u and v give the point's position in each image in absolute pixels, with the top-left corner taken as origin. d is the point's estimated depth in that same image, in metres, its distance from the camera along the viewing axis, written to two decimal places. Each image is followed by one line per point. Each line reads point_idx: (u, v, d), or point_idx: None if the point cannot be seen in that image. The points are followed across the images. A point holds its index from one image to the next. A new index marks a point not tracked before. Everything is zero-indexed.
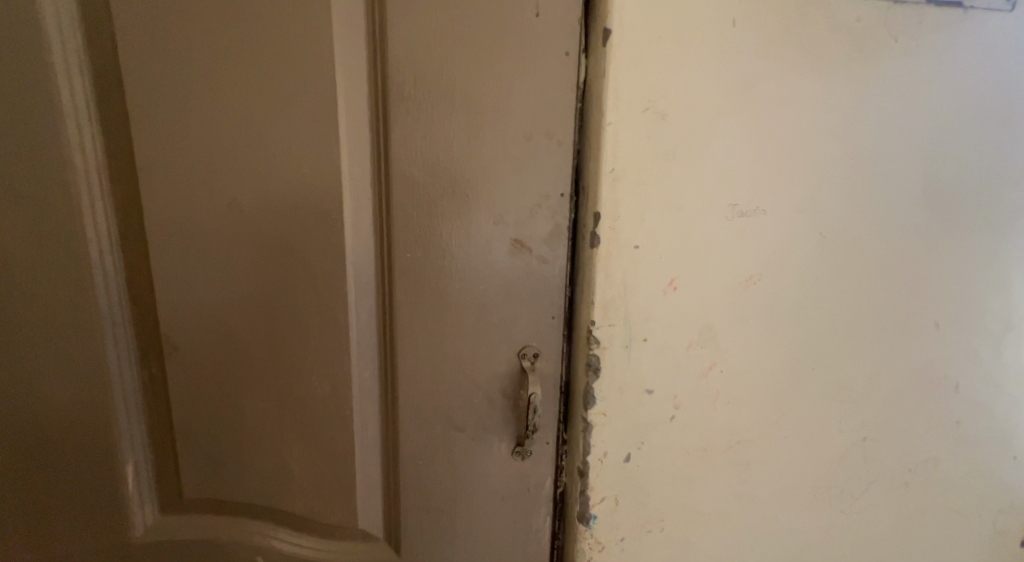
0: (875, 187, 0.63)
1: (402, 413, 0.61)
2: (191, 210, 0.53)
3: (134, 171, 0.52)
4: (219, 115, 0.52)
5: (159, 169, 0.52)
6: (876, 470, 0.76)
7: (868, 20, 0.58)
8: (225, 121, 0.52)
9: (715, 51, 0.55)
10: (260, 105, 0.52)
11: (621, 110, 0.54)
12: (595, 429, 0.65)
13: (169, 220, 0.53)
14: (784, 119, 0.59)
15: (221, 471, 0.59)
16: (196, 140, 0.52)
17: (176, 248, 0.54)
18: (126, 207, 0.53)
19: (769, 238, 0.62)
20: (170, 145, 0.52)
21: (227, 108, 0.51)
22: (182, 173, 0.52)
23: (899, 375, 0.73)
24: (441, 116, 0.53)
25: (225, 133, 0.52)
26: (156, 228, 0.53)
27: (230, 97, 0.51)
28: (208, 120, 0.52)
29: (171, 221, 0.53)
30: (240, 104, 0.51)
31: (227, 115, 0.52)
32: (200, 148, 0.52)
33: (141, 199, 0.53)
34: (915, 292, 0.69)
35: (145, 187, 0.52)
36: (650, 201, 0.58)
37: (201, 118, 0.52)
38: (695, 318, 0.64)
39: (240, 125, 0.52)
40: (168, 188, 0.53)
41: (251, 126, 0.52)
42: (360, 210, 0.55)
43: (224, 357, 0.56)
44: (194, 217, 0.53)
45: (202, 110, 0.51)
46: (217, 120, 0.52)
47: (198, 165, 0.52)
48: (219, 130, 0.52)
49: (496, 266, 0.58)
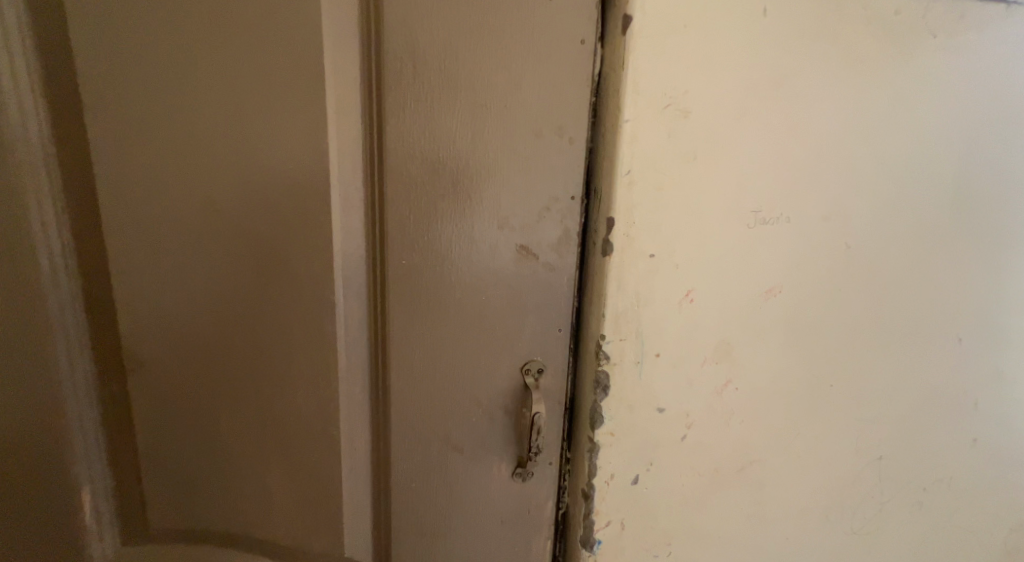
0: (904, 195, 0.59)
1: (394, 433, 0.55)
2: (158, 209, 0.47)
3: (90, 163, 0.46)
4: (192, 103, 0.46)
5: (120, 162, 0.46)
6: (892, 489, 0.73)
7: (907, 13, 0.54)
8: (198, 110, 0.46)
9: (743, 44, 0.51)
10: (237, 92, 0.46)
11: (640, 105, 0.49)
12: (601, 450, 0.60)
13: (133, 220, 0.47)
14: (814, 120, 0.54)
15: (191, 499, 0.53)
16: (166, 131, 0.46)
17: (141, 252, 0.48)
18: (80, 203, 0.47)
19: (792, 248, 0.58)
20: (133, 135, 0.46)
21: (201, 95, 0.45)
22: (147, 166, 0.46)
23: (919, 392, 0.69)
24: (442, 109, 0.48)
25: (197, 123, 0.46)
26: (118, 229, 0.47)
27: (206, 84, 0.45)
28: (180, 108, 0.46)
29: (136, 222, 0.47)
30: (216, 92, 0.45)
31: (201, 103, 0.46)
32: (170, 140, 0.46)
33: (99, 194, 0.46)
34: (939, 305, 0.65)
35: (103, 181, 0.46)
36: (668, 206, 0.53)
37: (172, 106, 0.45)
38: (711, 331, 0.59)
39: (213, 114, 0.46)
40: (132, 185, 0.46)
41: (227, 116, 0.46)
42: (351, 211, 0.49)
43: (194, 374, 0.50)
44: (162, 217, 0.47)
45: (172, 97, 0.45)
46: (190, 108, 0.46)
47: (166, 158, 0.46)
48: (192, 119, 0.46)
49: (500, 274, 0.53)
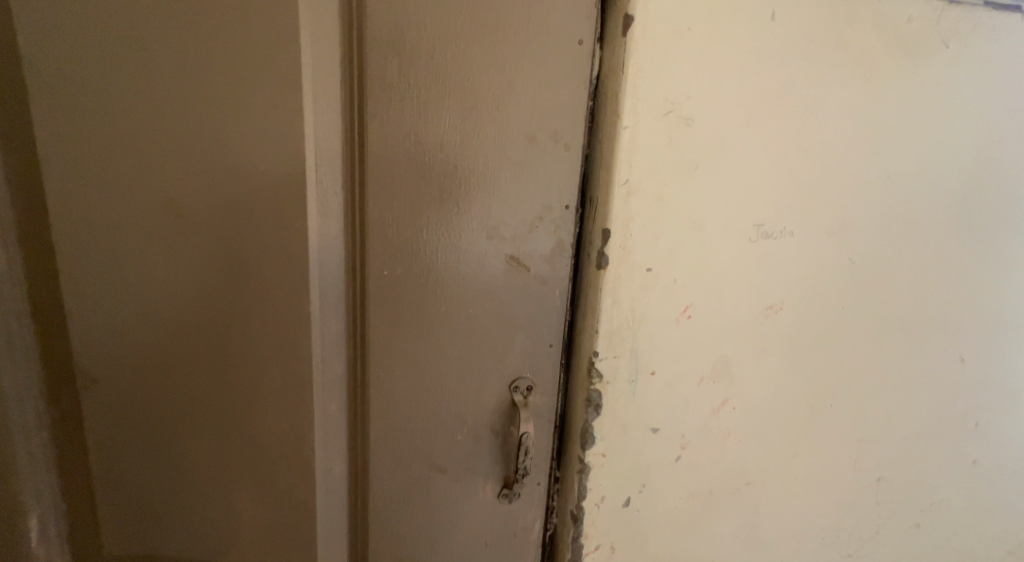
0: (911, 210, 0.57)
1: (373, 453, 0.52)
2: (115, 212, 0.43)
3: (36, 160, 0.42)
4: (152, 97, 0.41)
5: (71, 160, 0.42)
6: (890, 511, 0.70)
7: (920, 20, 0.51)
8: (160, 106, 0.42)
9: (749, 49, 0.48)
10: (201, 85, 0.41)
11: (640, 112, 0.47)
12: (592, 472, 0.57)
13: (87, 223, 0.43)
14: (821, 131, 0.52)
15: (150, 524, 0.49)
16: (123, 127, 0.42)
17: (96, 260, 0.44)
18: (28, 203, 0.43)
19: (794, 262, 0.56)
20: (85, 131, 0.42)
21: (163, 89, 0.41)
22: (102, 165, 0.42)
23: (920, 412, 0.67)
24: (430, 110, 0.44)
25: (157, 118, 0.42)
26: (71, 236, 0.43)
27: (168, 76, 0.41)
28: (140, 103, 0.41)
29: (91, 227, 0.43)
30: (179, 85, 0.41)
31: (162, 98, 0.41)
32: (129, 138, 0.42)
33: (47, 194, 0.43)
34: (943, 323, 0.63)
35: (52, 180, 0.42)
36: (667, 218, 0.50)
37: (130, 101, 0.41)
38: (709, 349, 0.57)
39: (176, 109, 0.42)
40: (88, 187, 0.43)
41: (191, 111, 0.42)
42: (330, 217, 0.46)
43: (154, 391, 0.46)
44: (120, 220, 0.43)
45: (130, 90, 0.41)
46: (150, 103, 0.41)
47: (123, 157, 0.42)
48: (153, 116, 0.42)
49: (488, 287, 0.50)
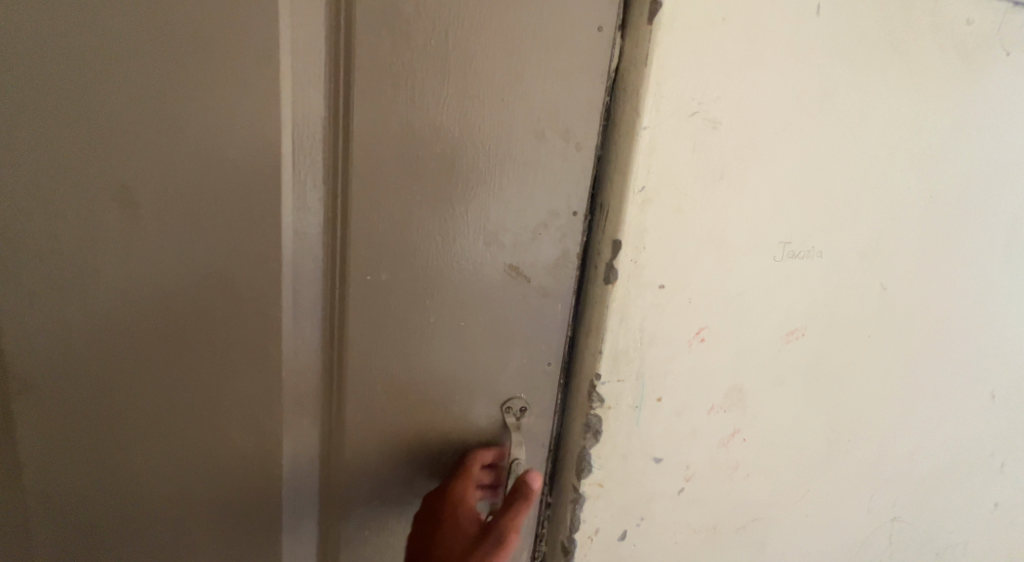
0: (952, 236, 0.52)
1: (347, 476, 0.47)
2: (54, 199, 0.37)
3: None
4: (102, 66, 0.35)
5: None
6: (904, 553, 0.65)
7: (980, 24, 0.46)
8: (111, 78, 0.36)
9: (788, 47, 0.43)
10: (160, 56, 0.36)
11: (662, 111, 0.42)
12: (587, 503, 0.52)
13: (17, 210, 0.37)
14: (861, 143, 0.47)
15: (93, 545, 0.44)
16: (64, 100, 0.35)
17: (30, 255, 0.38)
18: None
19: (821, 286, 0.51)
20: (14, 101, 0.35)
21: (115, 57, 0.35)
22: (36, 142, 0.36)
23: (943, 451, 0.62)
24: (425, 98, 0.39)
25: (104, 92, 0.36)
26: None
27: (119, 44, 0.35)
28: (85, 73, 0.35)
29: (23, 217, 0.37)
30: (132, 54, 0.35)
31: (113, 68, 0.35)
32: (73, 114, 0.36)
33: None
34: (974, 357, 0.58)
35: None
36: (685, 231, 0.45)
37: (74, 71, 0.35)
38: (722, 376, 0.52)
39: (129, 82, 0.36)
40: (20, 170, 0.36)
41: (147, 87, 0.36)
42: (307, 212, 0.41)
43: (102, 401, 0.41)
44: (60, 209, 0.37)
45: (71, 56, 0.35)
46: (98, 73, 0.35)
47: (63, 134, 0.36)
48: (102, 89, 0.36)
49: (483, 298, 0.44)
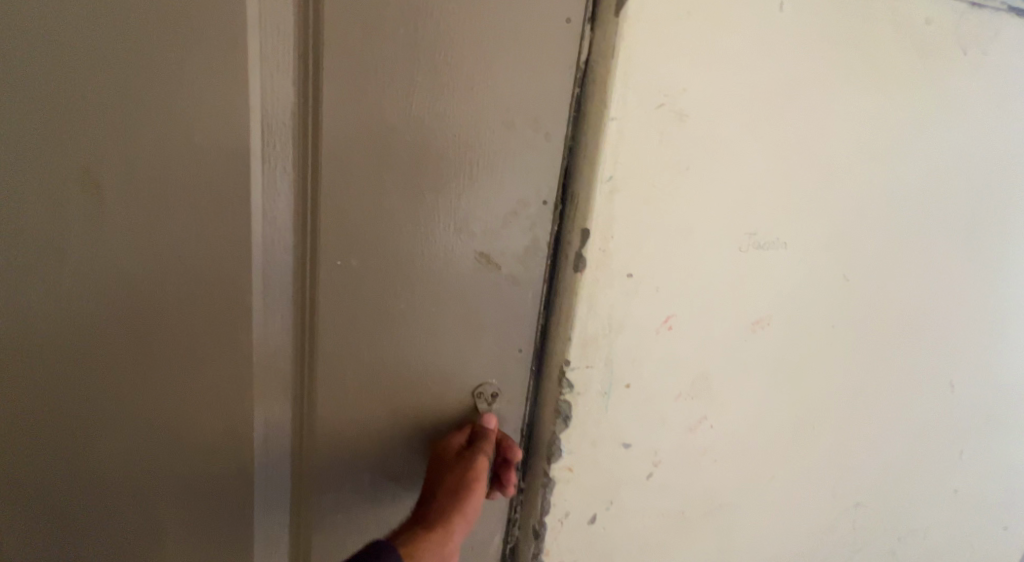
0: (911, 229, 0.53)
1: (318, 460, 0.47)
2: (15, 183, 0.37)
3: None
4: (66, 51, 0.35)
5: None
6: (867, 538, 0.67)
7: (938, 24, 0.47)
8: (76, 62, 0.36)
9: (754, 41, 0.44)
10: (123, 42, 0.36)
11: (630, 102, 0.42)
12: (557, 487, 0.53)
13: None
14: (823, 138, 0.48)
15: (62, 531, 0.44)
16: (24, 84, 0.35)
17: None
18: None
19: (785, 277, 0.52)
20: None
21: (77, 42, 0.35)
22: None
23: (904, 439, 0.63)
24: (394, 86, 0.40)
25: (67, 77, 0.36)
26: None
27: (82, 28, 0.35)
28: (48, 57, 0.35)
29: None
30: (94, 39, 0.35)
31: (76, 54, 0.36)
32: (38, 98, 0.36)
33: None
34: (935, 350, 0.60)
35: None
36: (652, 221, 0.46)
37: (40, 54, 0.35)
38: (689, 364, 0.53)
39: (91, 68, 0.36)
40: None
41: (110, 72, 0.36)
42: (277, 198, 0.42)
43: (67, 386, 0.41)
44: (20, 192, 0.37)
45: (33, 40, 0.35)
46: (61, 57, 0.35)
47: (23, 120, 0.36)
48: (63, 73, 0.36)
49: (453, 285, 0.45)
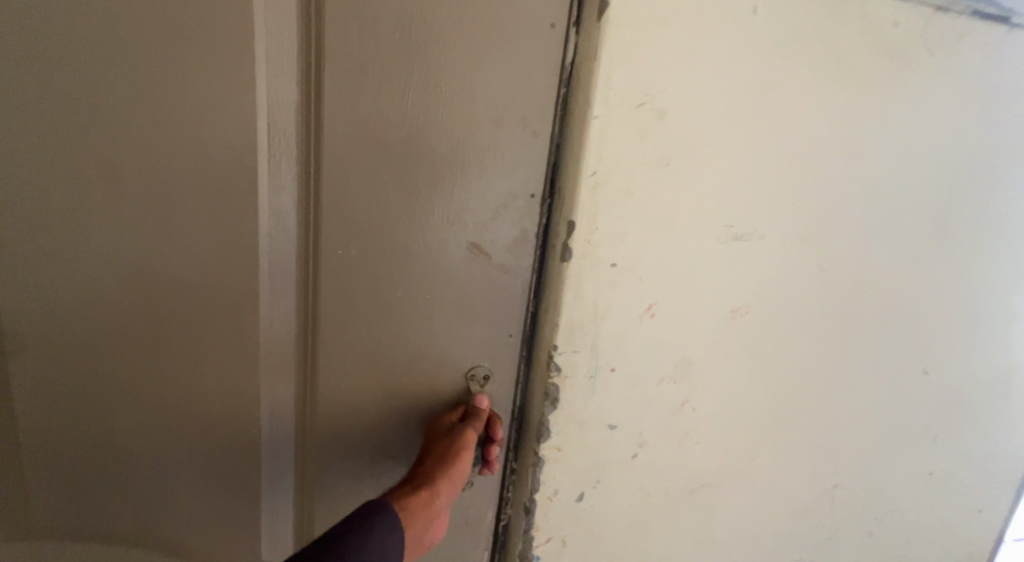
0: (883, 221, 0.56)
1: (321, 437, 0.51)
2: (50, 176, 0.42)
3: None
4: (94, 58, 0.40)
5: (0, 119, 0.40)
6: (846, 518, 0.70)
7: (906, 27, 0.49)
8: (99, 64, 0.40)
9: (729, 44, 0.46)
10: (144, 50, 0.40)
11: (613, 102, 0.45)
12: (546, 466, 0.56)
13: (19, 186, 0.42)
14: (796, 135, 0.50)
15: (87, 495, 0.49)
16: (57, 89, 0.40)
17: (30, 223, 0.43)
18: None
19: (762, 267, 0.55)
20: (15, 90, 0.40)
21: (103, 50, 0.40)
22: (34, 125, 0.41)
23: (879, 423, 0.66)
24: (389, 87, 0.43)
25: (95, 82, 0.40)
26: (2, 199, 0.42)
27: (108, 38, 0.39)
28: (78, 64, 0.40)
29: (25, 189, 0.42)
30: (118, 47, 0.40)
31: (102, 61, 0.40)
32: (68, 97, 0.40)
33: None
34: (910, 338, 0.62)
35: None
36: (635, 214, 0.49)
37: (70, 59, 0.40)
38: (671, 349, 0.56)
39: (116, 73, 0.40)
40: (23, 147, 0.41)
41: (132, 77, 0.40)
42: (282, 190, 0.45)
43: (92, 360, 0.46)
44: (54, 184, 0.42)
45: (66, 50, 0.39)
46: (89, 64, 0.40)
47: (58, 121, 0.41)
48: (90, 78, 0.40)
49: (446, 274, 0.48)
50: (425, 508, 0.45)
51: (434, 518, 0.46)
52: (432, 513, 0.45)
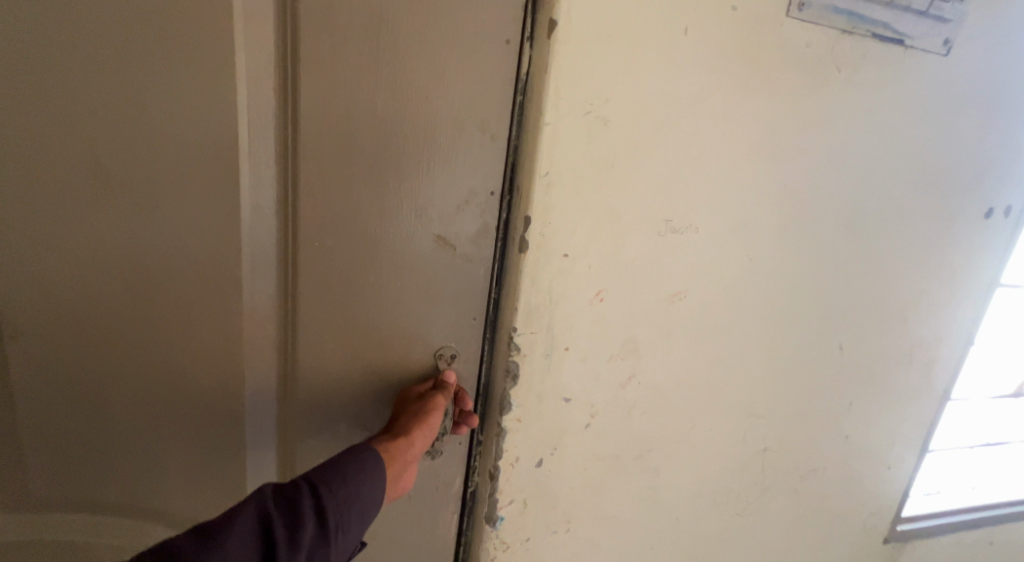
0: (802, 215, 0.63)
1: (301, 413, 0.56)
2: (48, 175, 0.46)
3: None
4: (89, 71, 0.44)
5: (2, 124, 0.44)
6: (775, 478, 0.79)
7: (816, 46, 0.56)
8: (93, 71, 0.44)
9: (663, 60, 0.52)
10: (135, 64, 0.45)
11: (562, 110, 0.51)
12: (508, 435, 0.63)
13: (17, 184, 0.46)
14: (723, 140, 0.57)
15: (83, 469, 0.53)
16: (57, 98, 0.44)
17: (25, 216, 0.46)
18: None
19: (697, 256, 0.62)
20: (18, 100, 0.44)
21: (97, 63, 0.44)
22: (32, 130, 0.45)
23: (802, 393, 0.75)
24: (360, 97, 0.47)
25: (91, 90, 0.45)
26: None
27: (102, 53, 0.44)
28: (74, 76, 0.44)
29: (24, 188, 0.46)
30: (112, 61, 0.44)
31: (98, 73, 0.44)
32: (67, 105, 0.45)
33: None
34: (827, 318, 0.71)
35: None
36: (583, 209, 0.55)
37: (68, 72, 0.44)
38: (618, 330, 0.63)
39: (110, 85, 0.45)
40: (22, 150, 0.45)
41: (124, 87, 0.45)
42: (263, 189, 0.49)
43: (85, 344, 0.50)
44: (51, 183, 0.46)
45: (63, 62, 0.44)
46: (85, 75, 0.44)
47: (56, 126, 0.45)
48: (87, 89, 0.45)
49: (414, 264, 0.53)
50: (402, 453, 0.49)
51: (408, 463, 0.50)
52: (408, 458, 0.50)
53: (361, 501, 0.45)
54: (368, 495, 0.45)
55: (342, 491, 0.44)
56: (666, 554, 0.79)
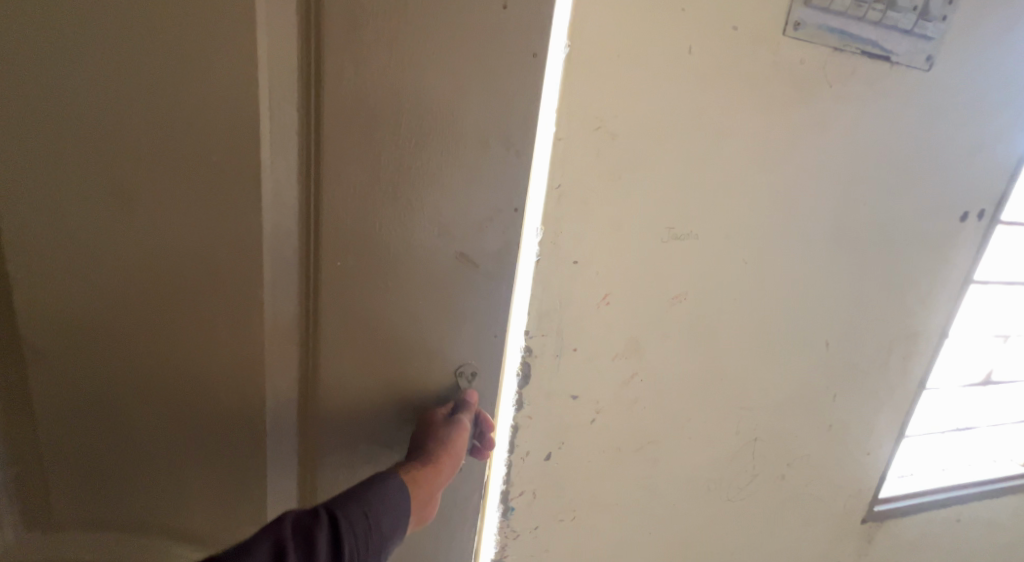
0: (793, 220, 0.67)
1: (323, 421, 0.57)
2: (63, 195, 0.45)
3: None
4: (109, 91, 0.44)
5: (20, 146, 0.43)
6: (763, 464, 0.83)
7: (810, 63, 0.59)
8: (112, 91, 0.44)
9: (669, 77, 0.55)
10: (155, 84, 0.44)
11: (574, 125, 0.54)
12: (519, 430, 0.66)
13: (35, 205, 0.45)
14: (723, 151, 0.60)
15: (106, 484, 0.53)
16: (74, 118, 0.44)
17: (43, 237, 0.46)
18: None
19: (696, 260, 0.65)
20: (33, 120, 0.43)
21: (118, 83, 0.44)
22: (48, 149, 0.44)
23: (789, 386, 0.79)
24: (382, 114, 0.48)
25: (107, 109, 0.44)
26: (13, 215, 0.45)
27: (122, 74, 0.44)
28: (92, 96, 0.44)
29: (43, 209, 0.45)
30: (132, 81, 0.44)
31: (118, 93, 0.44)
32: (84, 125, 0.44)
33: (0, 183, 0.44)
34: (813, 316, 0.75)
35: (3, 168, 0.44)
36: (591, 218, 0.58)
37: (84, 90, 0.43)
38: (622, 331, 0.65)
39: (129, 104, 0.44)
40: (39, 171, 0.44)
41: (144, 107, 0.45)
42: (284, 205, 0.50)
43: (107, 363, 0.50)
44: (67, 203, 0.46)
45: (81, 82, 0.43)
46: (103, 95, 0.44)
47: (71, 145, 0.44)
48: (105, 108, 0.44)
49: (436, 278, 0.54)
50: (426, 482, 0.52)
51: (432, 494, 0.53)
52: (432, 488, 0.53)
53: (378, 533, 0.47)
54: (388, 527, 0.48)
55: (362, 523, 0.47)
56: (662, 539, 0.83)
